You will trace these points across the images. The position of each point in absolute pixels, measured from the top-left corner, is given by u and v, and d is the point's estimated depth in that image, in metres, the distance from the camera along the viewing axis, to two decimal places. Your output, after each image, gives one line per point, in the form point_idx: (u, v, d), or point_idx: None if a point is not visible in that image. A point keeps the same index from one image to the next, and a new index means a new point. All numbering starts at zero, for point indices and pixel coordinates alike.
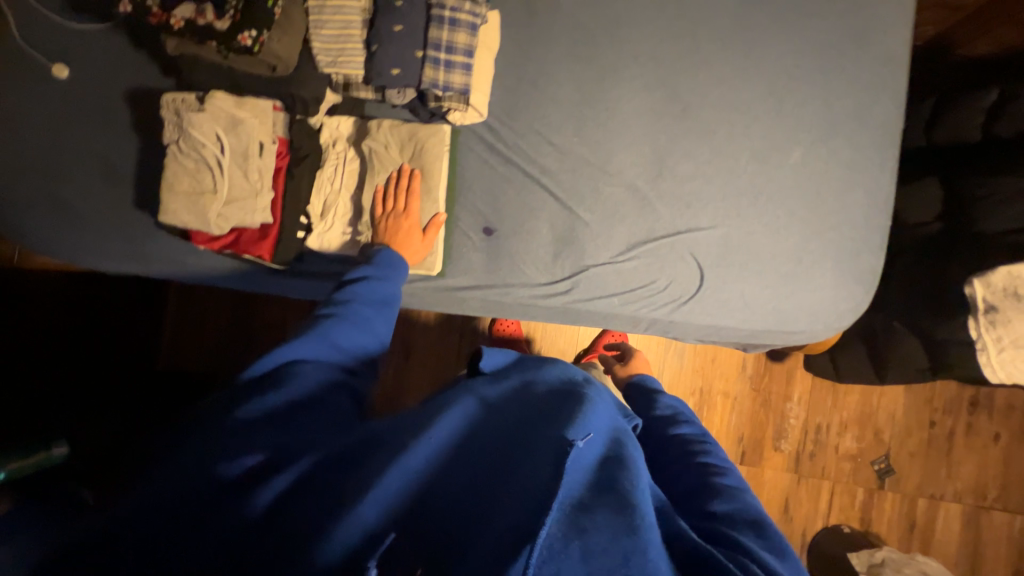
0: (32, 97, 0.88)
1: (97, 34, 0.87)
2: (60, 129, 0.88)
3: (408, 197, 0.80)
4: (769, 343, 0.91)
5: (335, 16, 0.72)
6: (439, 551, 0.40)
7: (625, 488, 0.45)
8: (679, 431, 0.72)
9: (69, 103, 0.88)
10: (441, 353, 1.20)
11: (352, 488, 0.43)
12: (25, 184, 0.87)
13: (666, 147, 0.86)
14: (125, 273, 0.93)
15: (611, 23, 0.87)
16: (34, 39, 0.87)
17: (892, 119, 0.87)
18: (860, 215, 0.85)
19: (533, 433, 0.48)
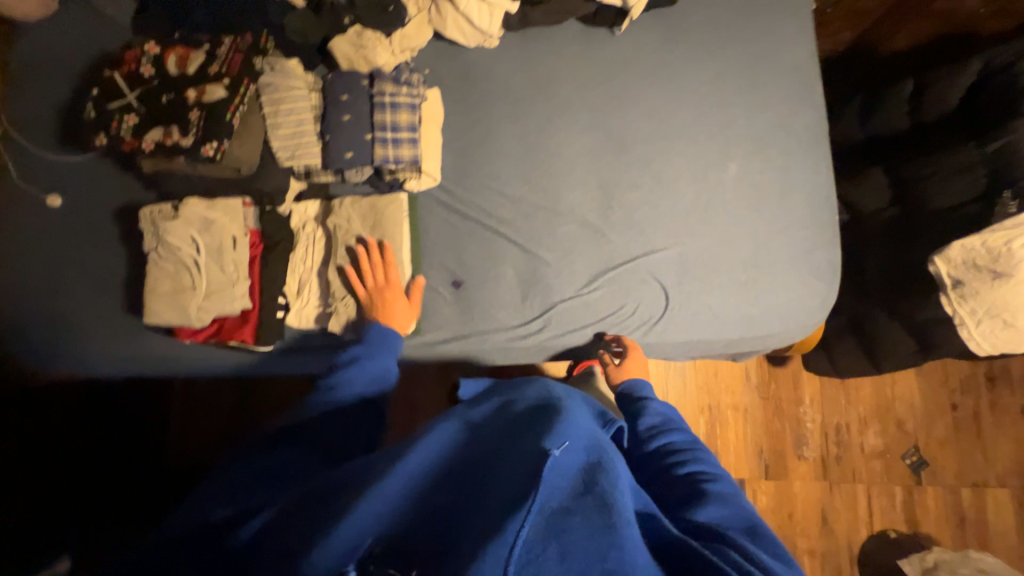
0: (28, 228, 0.96)
1: (85, 164, 0.97)
2: (54, 253, 0.95)
3: (375, 265, 0.84)
4: (751, 349, 0.92)
5: (289, 117, 0.80)
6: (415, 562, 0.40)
7: (609, 486, 0.45)
8: (663, 438, 0.71)
9: (61, 227, 0.96)
10: None
11: (331, 511, 0.43)
12: (23, 307, 0.93)
13: (610, 181, 0.91)
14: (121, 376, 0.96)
15: (541, 82, 0.96)
16: (29, 178, 0.97)
17: (815, 124, 0.93)
18: (806, 215, 0.89)
19: (505, 447, 0.48)
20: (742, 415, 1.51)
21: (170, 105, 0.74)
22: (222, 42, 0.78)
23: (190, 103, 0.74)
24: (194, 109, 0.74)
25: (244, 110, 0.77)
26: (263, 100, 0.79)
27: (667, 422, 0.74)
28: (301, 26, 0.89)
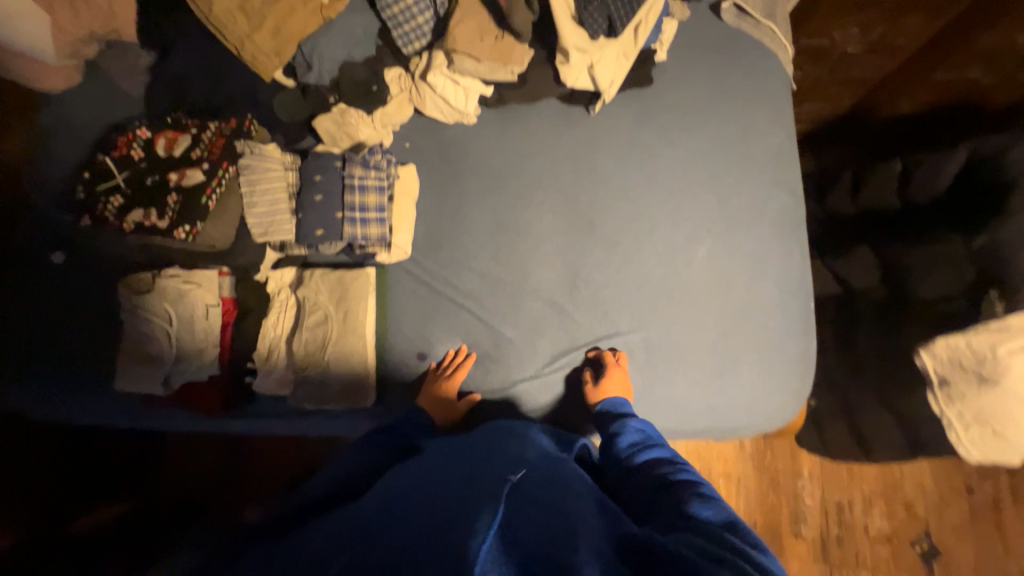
0: (21, 279, 1.00)
1: (78, 219, 1.02)
2: (41, 303, 0.99)
3: (339, 337, 0.88)
4: (716, 437, 0.90)
5: (264, 198, 0.85)
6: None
7: (562, 510, 0.48)
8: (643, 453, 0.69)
9: (50, 280, 1.00)
10: None
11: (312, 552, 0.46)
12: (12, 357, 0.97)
13: (577, 260, 0.92)
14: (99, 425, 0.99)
15: (515, 158, 0.97)
16: (28, 231, 1.02)
17: (789, 210, 0.92)
18: (776, 304, 0.87)
19: (470, 471, 0.55)
20: (734, 486, 1.42)
21: (153, 188, 0.81)
22: (207, 127, 0.84)
23: (170, 188, 0.80)
24: (173, 194, 0.80)
25: (220, 193, 0.82)
26: (241, 179, 0.83)
27: (648, 438, 0.72)
28: (288, 106, 0.95)
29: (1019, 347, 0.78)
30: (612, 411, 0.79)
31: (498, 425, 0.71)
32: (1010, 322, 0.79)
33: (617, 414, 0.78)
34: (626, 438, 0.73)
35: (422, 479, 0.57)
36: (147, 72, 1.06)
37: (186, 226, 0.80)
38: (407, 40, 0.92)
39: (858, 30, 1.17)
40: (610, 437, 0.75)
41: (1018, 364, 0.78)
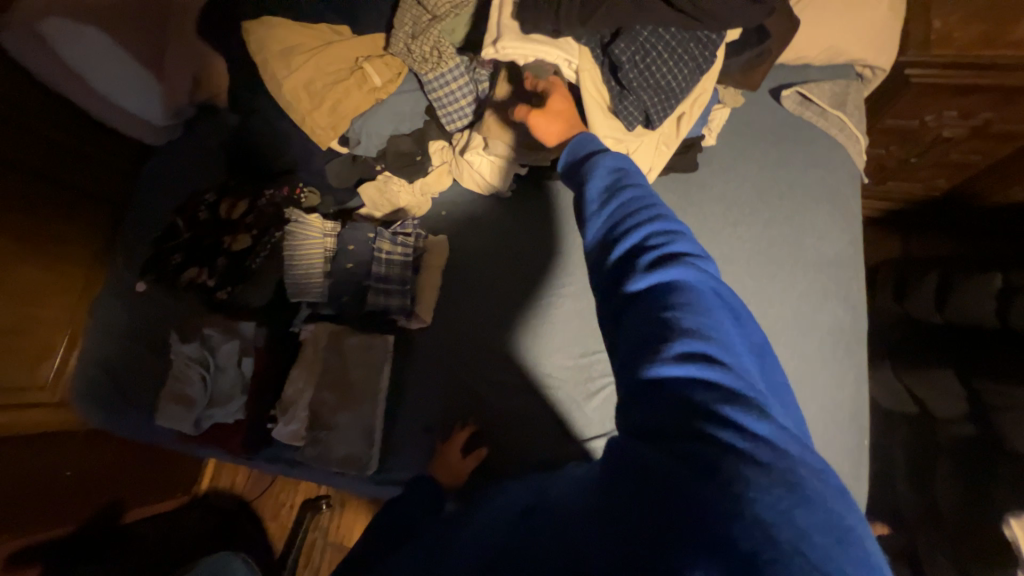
0: (110, 302, 1.14)
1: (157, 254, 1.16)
2: (121, 326, 1.12)
3: (351, 402, 0.90)
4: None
5: (299, 266, 0.91)
6: None
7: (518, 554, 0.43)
8: (615, 249, 0.50)
9: (128, 306, 1.13)
10: None
11: None
12: (93, 372, 1.11)
13: (595, 348, 0.88)
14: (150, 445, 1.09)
15: (545, 236, 0.95)
16: (122, 263, 1.17)
17: (843, 325, 0.82)
18: (817, 433, 0.78)
19: (481, 514, 0.54)
20: None
21: (208, 250, 0.88)
22: (263, 197, 0.94)
23: (221, 250, 0.87)
24: (224, 256, 0.87)
25: (264, 257, 0.90)
26: (285, 245, 0.91)
27: (623, 231, 0.50)
28: (339, 173, 1.02)
29: None
30: (591, 184, 0.56)
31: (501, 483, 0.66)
32: None
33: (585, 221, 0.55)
34: (595, 243, 0.53)
35: (437, 530, 0.59)
36: (233, 132, 1.19)
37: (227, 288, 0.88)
38: (450, 119, 0.95)
39: (957, 114, 1.00)
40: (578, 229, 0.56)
41: None
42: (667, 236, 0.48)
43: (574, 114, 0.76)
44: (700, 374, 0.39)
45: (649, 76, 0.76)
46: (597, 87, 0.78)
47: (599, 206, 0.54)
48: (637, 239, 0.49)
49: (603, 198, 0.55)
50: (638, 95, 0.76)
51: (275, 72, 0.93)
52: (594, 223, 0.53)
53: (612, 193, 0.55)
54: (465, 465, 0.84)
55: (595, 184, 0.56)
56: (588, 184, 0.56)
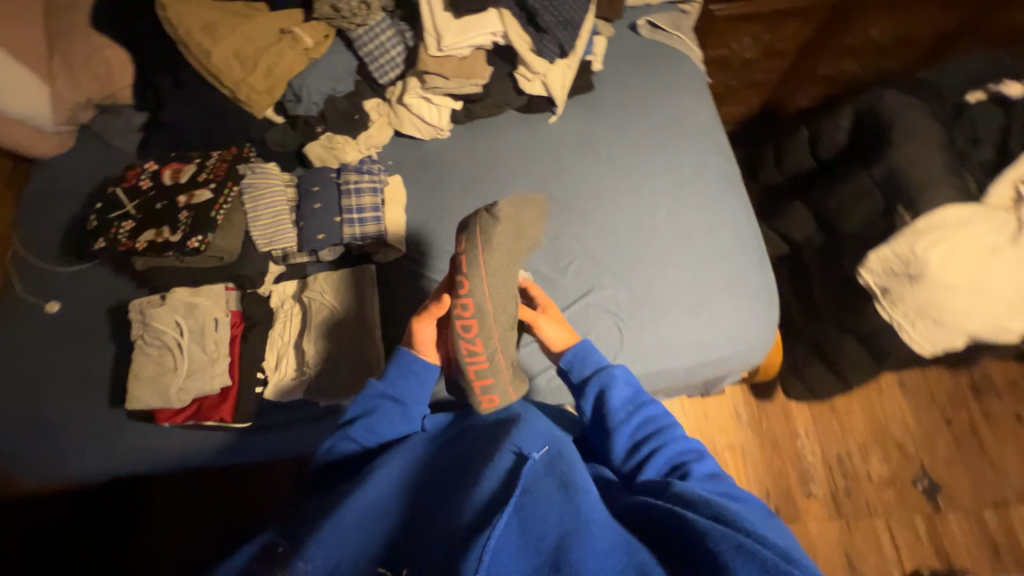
0: (24, 332, 1.03)
1: (80, 269, 1.07)
2: (47, 352, 1.01)
3: (347, 331, 0.93)
4: (703, 375, 0.95)
5: (265, 215, 0.92)
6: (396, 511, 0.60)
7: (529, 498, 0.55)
8: (644, 454, 0.68)
9: (53, 330, 1.02)
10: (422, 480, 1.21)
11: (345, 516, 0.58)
12: (10, 410, 0.96)
13: (555, 232, 1.02)
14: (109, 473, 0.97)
15: (490, 163, 1.11)
16: (35, 290, 1.06)
17: (725, 168, 1.07)
18: (732, 243, 0.98)
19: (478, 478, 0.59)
20: (740, 454, 1.53)
21: (164, 210, 0.86)
22: (209, 156, 0.93)
23: (180, 206, 0.86)
24: (183, 210, 0.86)
25: (226, 209, 0.89)
26: (245, 198, 0.91)
27: (636, 415, 0.71)
28: (281, 139, 1.07)
29: (932, 243, 0.87)
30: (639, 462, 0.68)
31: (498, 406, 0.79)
32: (918, 226, 0.89)
33: (604, 406, 0.72)
34: (616, 430, 0.70)
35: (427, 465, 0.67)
36: (144, 132, 1.15)
37: (198, 236, 0.85)
38: (383, 72, 1.06)
39: (748, 38, 1.41)
40: (598, 417, 0.74)
41: (939, 258, 0.86)
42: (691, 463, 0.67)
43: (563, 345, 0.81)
44: (684, 503, 0.57)
45: (557, 15, 0.98)
46: (519, 34, 1.00)
47: (615, 390, 0.72)
48: (644, 429, 0.70)
49: (615, 387, 0.72)
50: (552, 33, 0.98)
51: (201, 44, 0.97)
52: (612, 402, 0.72)
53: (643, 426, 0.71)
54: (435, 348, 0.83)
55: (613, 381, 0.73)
56: (616, 400, 0.72)
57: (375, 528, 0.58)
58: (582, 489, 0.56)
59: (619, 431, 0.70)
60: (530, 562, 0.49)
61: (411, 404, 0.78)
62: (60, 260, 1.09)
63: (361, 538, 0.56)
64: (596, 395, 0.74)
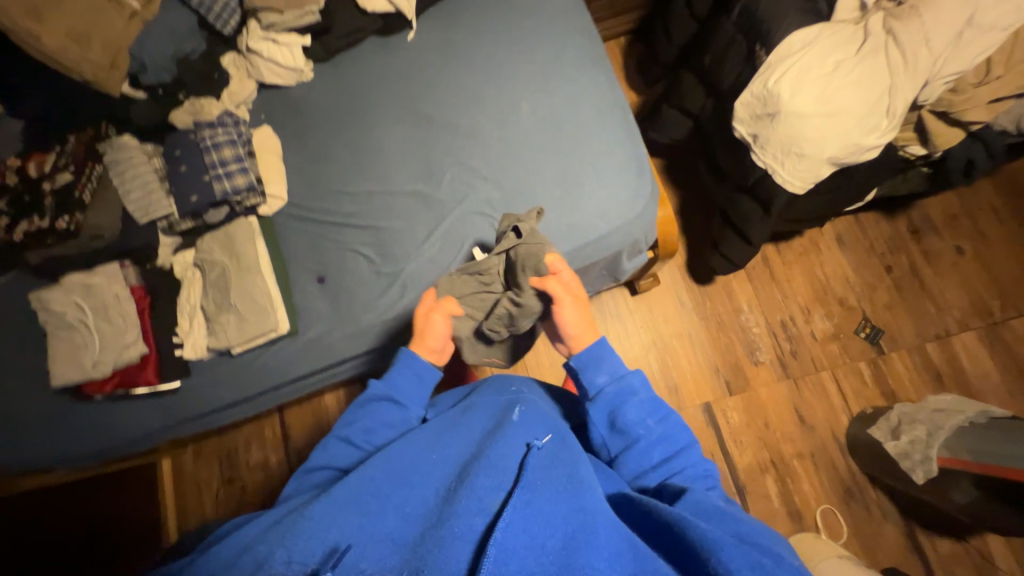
0: None
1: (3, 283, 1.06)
2: None
3: (240, 281, 0.96)
4: (587, 263, 0.98)
5: (134, 186, 0.95)
6: (395, 502, 0.58)
7: (539, 484, 0.55)
8: (659, 461, 0.68)
9: None
10: None
11: (344, 512, 0.56)
12: None
13: (427, 150, 1.02)
14: (62, 461, 1.04)
15: (356, 94, 1.09)
16: None
17: (588, 48, 1.03)
18: (597, 123, 0.98)
19: (485, 465, 0.58)
20: (687, 340, 1.57)
21: (32, 199, 0.90)
22: (67, 142, 0.95)
23: (45, 192, 0.90)
24: (47, 196, 0.90)
25: (93, 189, 0.93)
26: (110, 174, 0.95)
27: (655, 431, 0.69)
28: (144, 114, 1.06)
29: (782, 74, 0.85)
30: (657, 470, 0.68)
31: (491, 385, 0.81)
32: (769, 61, 0.87)
33: (620, 422, 0.69)
34: (636, 435, 0.68)
35: (430, 450, 0.66)
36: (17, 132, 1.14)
37: (68, 217, 0.90)
38: (223, 21, 1.05)
39: None
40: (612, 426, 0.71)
41: (789, 88, 0.84)
42: (701, 474, 0.68)
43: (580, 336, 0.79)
44: (700, 514, 0.57)
45: None
46: None
47: (629, 406, 0.70)
48: (656, 447, 0.69)
49: (631, 402, 0.70)
50: None
51: None
52: (626, 418, 0.69)
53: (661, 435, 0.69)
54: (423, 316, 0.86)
55: (629, 396, 0.70)
56: (630, 408, 0.69)
57: (381, 528, 0.55)
58: (585, 483, 0.58)
59: (634, 446, 0.68)
60: (539, 562, 0.48)
61: (411, 408, 0.76)
62: None
63: (383, 521, 0.56)
64: (610, 414, 0.70)
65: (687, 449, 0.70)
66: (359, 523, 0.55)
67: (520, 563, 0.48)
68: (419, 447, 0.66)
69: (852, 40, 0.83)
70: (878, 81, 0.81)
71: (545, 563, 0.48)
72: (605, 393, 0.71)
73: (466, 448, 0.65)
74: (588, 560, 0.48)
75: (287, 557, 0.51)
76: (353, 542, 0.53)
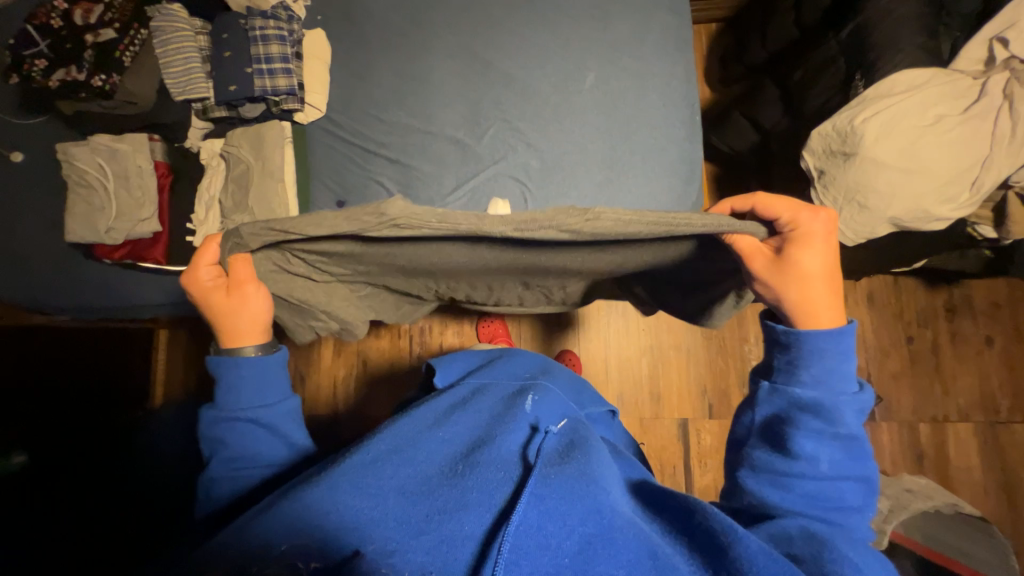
0: None
1: (33, 122, 1.06)
2: None
3: (261, 183, 0.94)
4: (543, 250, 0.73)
5: (177, 61, 0.92)
6: (399, 474, 0.51)
7: (549, 481, 0.50)
8: (810, 489, 0.55)
9: None
10: (393, 364, 1.46)
11: (339, 480, 0.49)
12: None
13: (475, 95, 0.97)
14: (62, 309, 1.06)
15: (418, 15, 1.02)
16: None
17: (673, 27, 0.94)
18: (661, 113, 0.91)
19: (496, 454, 0.54)
20: (683, 355, 1.57)
21: (71, 48, 0.87)
22: None
23: (86, 44, 0.87)
24: (87, 48, 0.87)
25: (136, 52, 0.90)
26: (154, 41, 0.92)
27: (824, 467, 0.55)
28: None
29: (875, 112, 0.76)
30: (808, 497, 0.55)
31: (503, 367, 0.77)
32: (866, 95, 0.79)
33: (784, 433, 0.57)
34: (795, 450, 0.55)
35: (435, 425, 0.59)
36: None
37: (104, 75, 0.86)
38: None
39: None
40: (772, 430, 0.59)
41: (875, 130, 0.76)
42: (846, 512, 0.55)
43: (813, 285, 0.62)
44: (784, 541, 0.50)
45: None
46: None
47: (814, 425, 0.56)
48: (809, 494, 0.55)
49: (821, 423, 0.56)
50: None
51: None
52: (799, 436, 0.56)
53: (829, 463, 0.55)
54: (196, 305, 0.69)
55: (823, 417, 0.56)
56: (804, 423, 0.56)
57: (382, 506, 0.48)
58: (598, 481, 0.51)
59: (794, 465, 0.55)
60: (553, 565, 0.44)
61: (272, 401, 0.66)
62: (18, 108, 1.07)
63: (386, 499, 0.48)
64: (772, 416, 0.59)
65: (846, 511, 0.55)
66: (360, 505, 0.48)
67: (532, 564, 0.44)
68: (422, 422, 0.59)
69: (963, 95, 0.75)
70: (974, 149, 0.74)
71: (558, 565, 0.44)
72: (799, 394, 0.58)
73: (473, 427, 0.59)
74: (606, 567, 0.44)
75: (281, 540, 0.45)
76: (358, 530, 0.46)
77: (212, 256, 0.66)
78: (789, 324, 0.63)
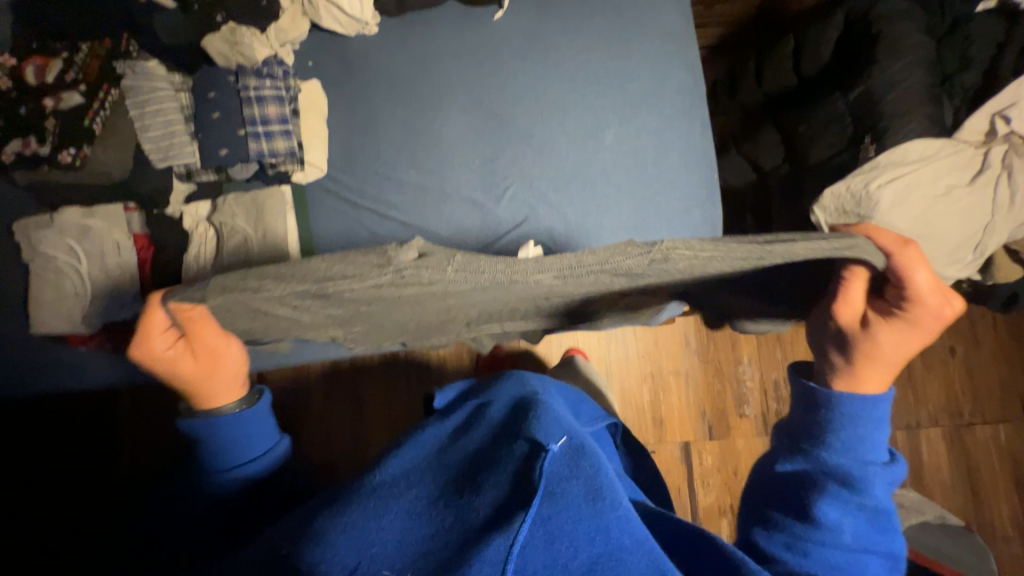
0: None
1: None
2: None
3: (263, 258, 0.85)
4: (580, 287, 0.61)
5: (157, 122, 0.83)
6: (406, 500, 0.51)
7: (555, 499, 0.48)
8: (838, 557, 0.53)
9: None
10: (395, 408, 1.27)
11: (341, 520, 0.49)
12: None
13: (490, 151, 0.93)
14: None
15: (425, 66, 0.95)
16: None
17: (688, 83, 0.94)
18: (681, 172, 0.92)
19: (501, 469, 0.52)
20: (683, 379, 1.61)
21: (33, 116, 0.79)
22: (81, 51, 0.82)
23: (48, 113, 0.79)
24: (51, 118, 0.79)
25: (107, 118, 0.81)
26: (127, 101, 0.82)
27: (849, 540, 0.54)
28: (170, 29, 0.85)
29: (891, 180, 0.80)
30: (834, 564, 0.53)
31: (512, 377, 0.70)
32: (880, 160, 0.82)
33: (807, 495, 0.57)
34: (823, 517, 0.55)
35: (440, 450, 0.58)
36: None
37: (71, 149, 0.79)
38: None
39: None
40: (798, 492, 0.58)
41: (891, 197, 0.80)
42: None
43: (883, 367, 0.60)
44: None
45: None
46: None
47: (841, 493, 0.56)
48: (831, 564, 0.53)
49: (847, 493, 0.56)
50: None
51: None
52: (823, 503, 0.55)
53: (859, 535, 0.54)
54: (155, 373, 0.64)
55: (851, 486, 0.56)
56: (833, 489, 0.56)
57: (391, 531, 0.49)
58: (608, 497, 0.48)
59: (818, 531, 0.54)
60: None
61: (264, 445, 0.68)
62: None
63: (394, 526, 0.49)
64: (800, 477, 0.59)
65: None
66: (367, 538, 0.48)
67: None
68: (426, 445, 0.59)
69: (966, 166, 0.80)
70: (979, 215, 0.79)
71: None
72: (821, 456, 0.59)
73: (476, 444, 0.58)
74: None
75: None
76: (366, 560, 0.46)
77: (163, 320, 0.60)
78: (824, 385, 0.62)
